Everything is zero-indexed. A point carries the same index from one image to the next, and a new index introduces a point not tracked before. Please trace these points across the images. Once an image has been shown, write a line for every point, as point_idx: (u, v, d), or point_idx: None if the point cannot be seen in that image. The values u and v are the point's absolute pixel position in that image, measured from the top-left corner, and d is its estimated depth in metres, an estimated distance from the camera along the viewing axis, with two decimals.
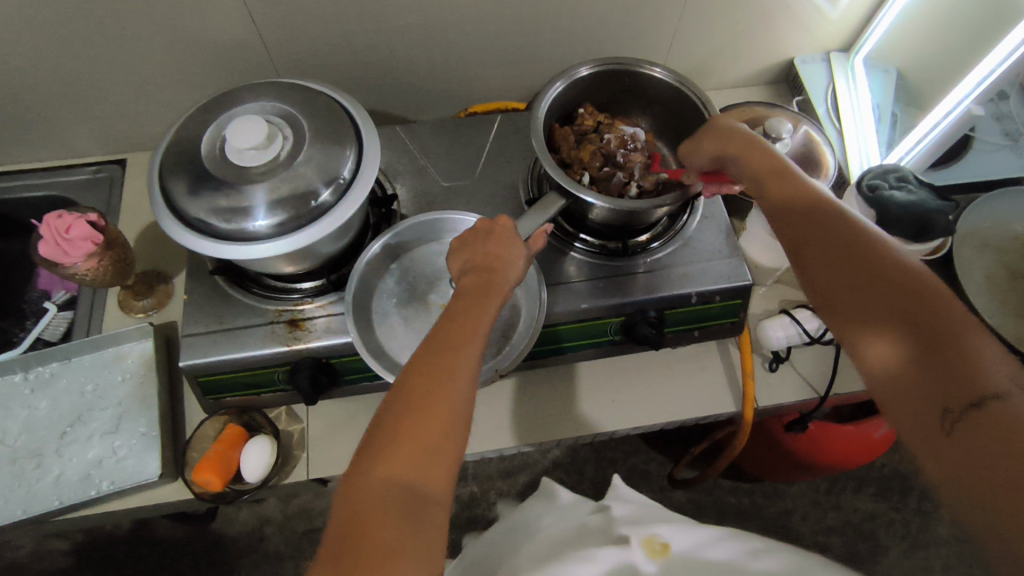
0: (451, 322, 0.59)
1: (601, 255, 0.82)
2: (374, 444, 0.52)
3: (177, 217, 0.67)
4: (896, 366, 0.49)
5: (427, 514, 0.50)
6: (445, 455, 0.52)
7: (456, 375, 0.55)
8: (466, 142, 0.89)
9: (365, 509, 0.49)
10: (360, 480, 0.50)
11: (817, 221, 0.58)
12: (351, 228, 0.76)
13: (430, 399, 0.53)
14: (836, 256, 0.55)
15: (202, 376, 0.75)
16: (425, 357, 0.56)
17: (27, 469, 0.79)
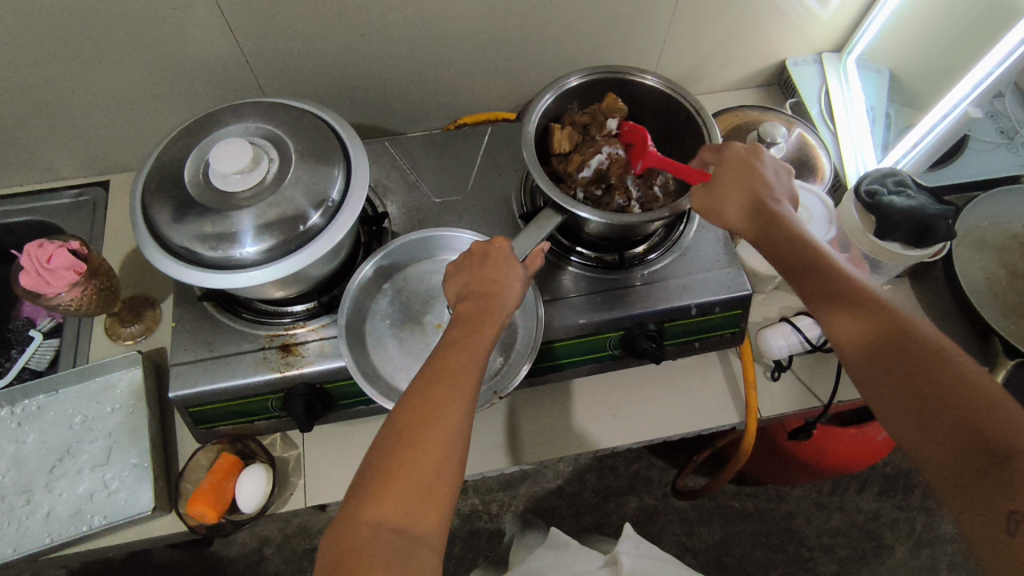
0: (450, 356, 0.57)
1: (598, 268, 0.80)
2: (366, 483, 0.52)
3: (161, 246, 0.65)
4: (954, 462, 0.49)
5: (419, 556, 0.49)
6: (437, 495, 0.52)
7: (451, 409, 0.54)
8: (456, 156, 0.87)
9: (356, 555, 0.48)
10: (351, 519, 0.50)
11: (850, 298, 0.58)
12: (342, 250, 0.74)
13: (425, 438, 0.53)
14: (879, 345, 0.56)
15: (194, 406, 0.73)
16: (418, 394, 0.55)
17: (16, 507, 0.76)
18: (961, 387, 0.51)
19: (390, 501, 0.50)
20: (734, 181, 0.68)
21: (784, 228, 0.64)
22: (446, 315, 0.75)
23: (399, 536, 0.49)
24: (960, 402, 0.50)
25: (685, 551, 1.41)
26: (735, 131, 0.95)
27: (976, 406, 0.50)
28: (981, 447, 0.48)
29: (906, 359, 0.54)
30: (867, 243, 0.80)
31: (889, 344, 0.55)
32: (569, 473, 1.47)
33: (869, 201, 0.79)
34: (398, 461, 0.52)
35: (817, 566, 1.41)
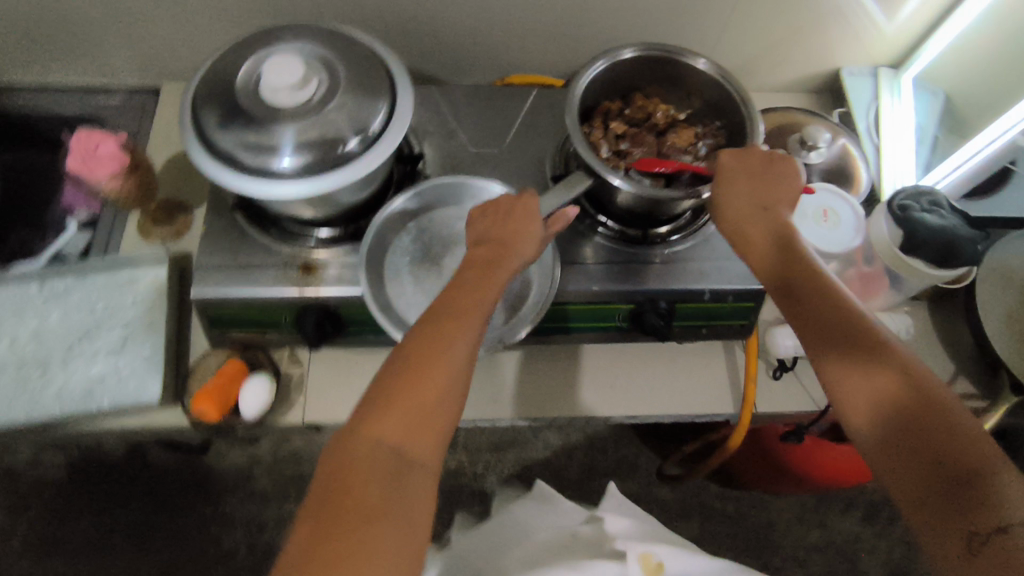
0: (457, 297, 0.59)
1: (620, 240, 0.81)
2: (369, 404, 0.54)
3: (205, 147, 0.68)
4: (896, 454, 0.55)
5: (413, 478, 0.52)
6: (436, 425, 0.54)
7: (454, 348, 0.56)
8: (500, 111, 0.89)
9: (355, 466, 0.51)
10: (352, 432, 0.53)
11: (808, 284, 0.63)
12: (376, 180, 0.76)
13: (426, 371, 0.55)
14: (844, 346, 0.59)
15: (211, 308, 0.76)
16: (428, 329, 0.57)
17: (33, 377, 0.80)
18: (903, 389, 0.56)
19: (392, 421, 0.53)
20: (755, 189, 0.69)
21: (773, 227, 0.67)
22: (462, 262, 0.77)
23: (394, 455, 0.52)
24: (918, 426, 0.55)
25: None
26: (776, 132, 0.95)
27: (940, 439, 0.54)
28: (949, 468, 0.52)
29: (820, 326, 0.61)
30: (890, 257, 0.79)
31: (829, 332, 0.60)
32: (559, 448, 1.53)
33: (899, 215, 0.78)
34: (400, 388, 0.54)
35: None
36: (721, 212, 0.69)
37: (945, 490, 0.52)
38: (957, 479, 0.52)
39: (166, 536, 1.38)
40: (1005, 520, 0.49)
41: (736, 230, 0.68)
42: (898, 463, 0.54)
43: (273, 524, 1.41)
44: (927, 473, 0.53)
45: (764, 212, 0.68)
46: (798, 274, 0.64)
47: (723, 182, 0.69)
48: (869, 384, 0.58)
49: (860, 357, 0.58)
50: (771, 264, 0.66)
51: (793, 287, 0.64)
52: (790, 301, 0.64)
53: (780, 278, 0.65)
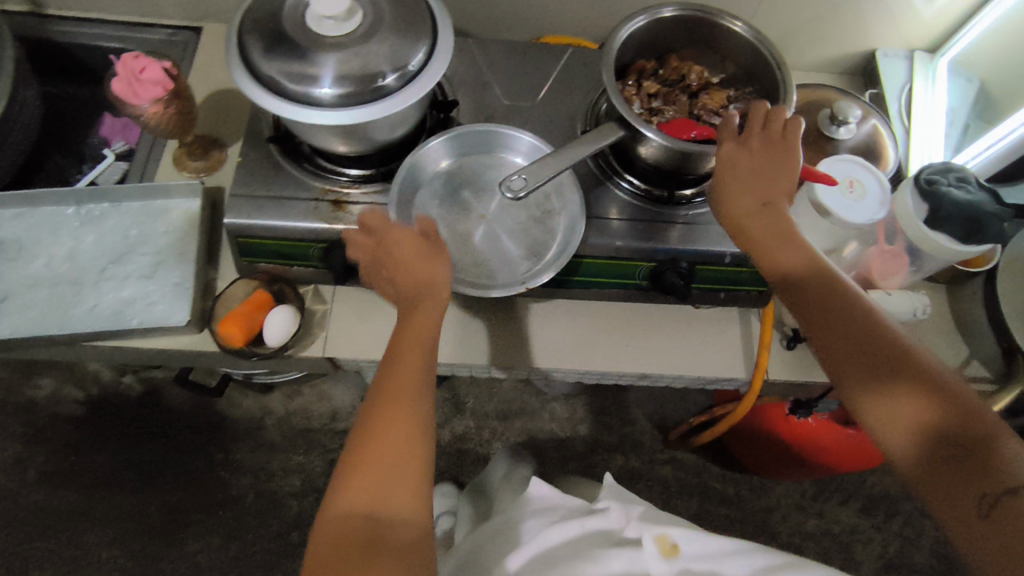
0: (400, 361, 0.64)
1: (645, 199, 0.82)
2: (335, 489, 0.60)
3: (248, 71, 0.70)
4: (909, 436, 0.57)
5: (397, 533, 0.57)
6: (405, 482, 0.59)
7: (392, 419, 0.61)
8: (534, 67, 0.89)
9: (343, 535, 0.57)
10: (325, 519, 0.59)
11: (809, 283, 0.65)
12: (410, 120, 0.78)
13: (373, 446, 0.60)
14: (849, 341, 0.61)
15: (242, 237, 0.77)
16: (366, 413, 0.62)
17: (66, 296, 0.82)
18: (909, 375, 0.58)
19: (357, 494, 0.59)
20: (758, 179, 0.69)
21: (777, 220, 0.67)
22: (491, 209, 0.80)
23: (371, 520, 0.58)
24: (926, 407, 0.57)
25: None
26: (807, 107, 0.95)
27: (947, 418, 0.56)
28: (956, 442, 0.55)
29: (827, 317, 0.63)
30: (914, 231, 0.79)
31: (837, 327, 0.62)
32: (565, 419, 1.55)
33: (926, 189, 0.79)
34: (356, 470, 0.60)
35: None
36: (726, 206, 0.69)
37: (955, 463, 0.55)
38: (967, 452, 0.55)
39: (177, 476, 1.43)
40: (1014, 482, 0.52)
41: (739, 229, 0.68)
42: (909, 444, 0.57)
43: (280, 473, 1.45)
44: (945, 460, 0.55)
45: (768, 208, 0.68)
46: (801, 276, 0.65)
47: (729, 174, 0.69)
48: (876, 376, 0.59)
49: (866, 351, 0.60)
50: (775, 264, 0.67)
51: (797, 287, 0.65)
52: (796, 300, 0.65)
53: (784, 278, 0.66)
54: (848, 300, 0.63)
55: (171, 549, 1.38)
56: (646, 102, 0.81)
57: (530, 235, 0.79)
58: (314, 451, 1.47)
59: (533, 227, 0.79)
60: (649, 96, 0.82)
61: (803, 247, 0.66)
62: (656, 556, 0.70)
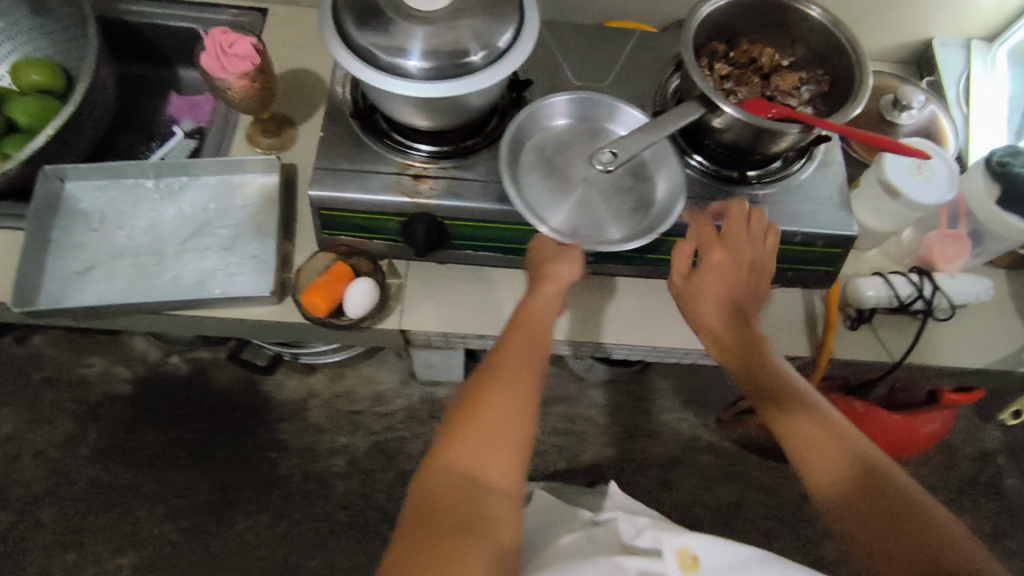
0: (515, 344, 0.71)
1: (715, 177, 0.84)
2: (443, 442, 0.64)
3: (341, 37, 0.72)
4: (860, 515, 0.60)
5: (485, 498, 0.61)
6: (506, 450, 0.63)
7: (502, 392, 0.67)
8: (604, 50, 0.91)
9: (436, 489, 0.60)
10: (428, 469, 0.62)
11: (768, 371, 0.71)
12: (486, 99, 0.79)
13: (483, 409, 0.65)
14: (805, 424, 0.66)
15: (325, 210, 0.79)
16: (476, 386, 0.68)
17: (149, 266, 0.85)
18: (858, 460, 0.63)
19: (461, 450, 0.63)
20: (731, 283, 0.76)
21: (743, 326, 0.75)
22: (590, 175, 0.80)
23: (466, 478, 0.61)
24: (878, 491, 0.61)
25: (695, 503, 1.51)
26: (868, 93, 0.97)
27: (897, 504, 0.59)
28: (910, 528, 0.58)
29: (783, 399, 0.68)
30: (985, 212, 0.82)
31: (793, 410, 0.67)
32: (605, 406, 1.60)
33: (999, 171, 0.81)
34: (464, 430, 0.64)
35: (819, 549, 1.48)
36: (694, 311, 0.77)
37: (910, 547, 0.57)
38: (921, 539, 0.57)
39: (226, 454, 1.47)
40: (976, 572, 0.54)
41: (704, 325, 0.76)
42: (865, 530, 0.59)
43: (326, 453, 1.49)
44: (905, 547, 0.57)
45: (739, 314, 0.75)
46: (758, 363, 0.72)
47: (703, 285, 0.76)
48: (830, 455, 0.64)
49: (820, 436, 0.65)
50: (741, 349, 0.73)
51: (759, 371, 0.71)
52: (756, 383, 0.71)
53: (748, 362, 0.72)
54: (801, 390, 0.69)
55: (220, 524, 1.41)
56: (723, 82, 0.82)
57: (626, 203, 0.79)
58: (358, 432, 1.51)
59: (627, 195, 0.79)
60: (725, 76, 0.82)
61: (762, 345, 0.73)
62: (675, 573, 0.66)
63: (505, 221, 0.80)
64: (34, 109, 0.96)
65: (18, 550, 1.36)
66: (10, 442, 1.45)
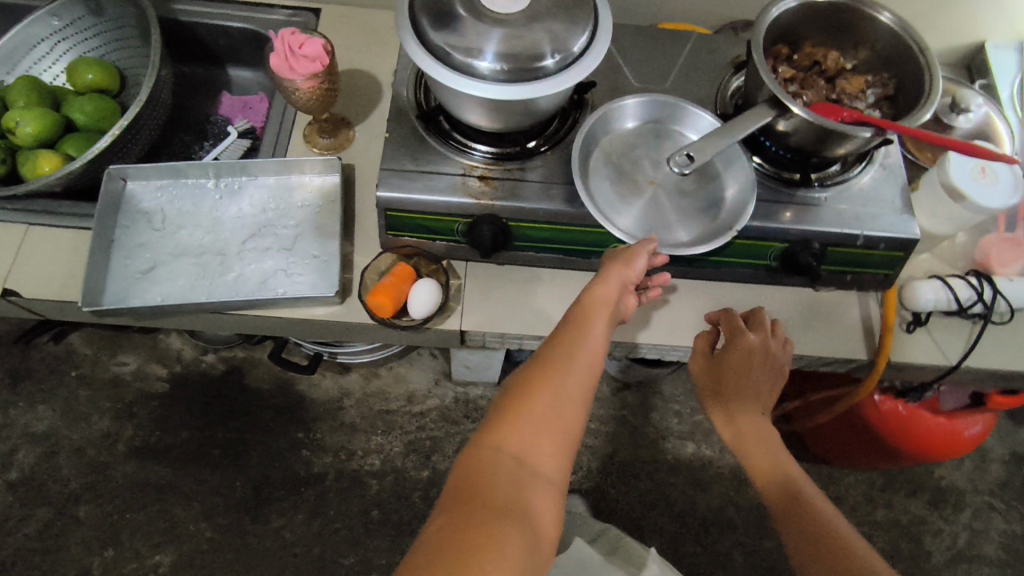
0: (576, 334, 0.68)
1: (777, 180, 0.84)
2: (492, 423, 0.62)
3: (416, 37, 0.72)
4: (789, 526, 0.72)
5: (535, 485, 0.58)
6: (555, 438, 0.61)
7: (560, 378, 0.64)
8: (662, 52, 0.92)
9: (482, 470, 0.58)
10: (477, 448, 0.60)
11: (741, 410, 0.83)
12: (550, 105, 0.79)
13: (538, 395, 0.63)
14: (755, 452, 0.80)
15: (391, 210, 0.80)
16: (532, 369, 0.66)
17: (212, 266, 0.85)
18: (786, 474, 0.78)
19: (512, 434, 0.60)
20: (732, 369, 0.82)
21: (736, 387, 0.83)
22: (659, 175, 0.82)
23: (515, 462, 0.59)
24: (805, 516, 0.72)
25: (728, 504, 1.53)
26: None
27: (815, 523, 0.71)
28: (823, 546, 0.69)
29: (741, 429, 0.82)
30: None
31: (752, 438, 0.81)
32: (636, 406, 1.61)
33: None
34: (517, 413, 0.61)
35: None
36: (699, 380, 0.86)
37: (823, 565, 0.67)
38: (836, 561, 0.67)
39: (261, 453, 1.47)
40: None
41: (706, 390, 0.85)
42: (794, 537, 0.71)
43: (360, 453, 1.49)
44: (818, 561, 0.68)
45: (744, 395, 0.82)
46: (730, 402, 0.83)
47: (706, 368, 0.85)
48: (766, 468, 0.79)
49: (763, 459, 0.80)
50: (724, 402, 0.84)
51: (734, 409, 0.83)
52: (728, 419, 0.83)
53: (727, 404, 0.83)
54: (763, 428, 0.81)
55: (257, 522, 1.41)
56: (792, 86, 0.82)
57: (694, 203, 0.82)
58: (392, 432, 1.51)
59: (694, 196, 0.82)
60: (794, 80, 0.83)
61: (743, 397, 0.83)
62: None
63: (569, 223, 0.80)
64: (95, 109, 0.96)
65: (56, 547, 1.37)
66: (47, 439, 1.45)
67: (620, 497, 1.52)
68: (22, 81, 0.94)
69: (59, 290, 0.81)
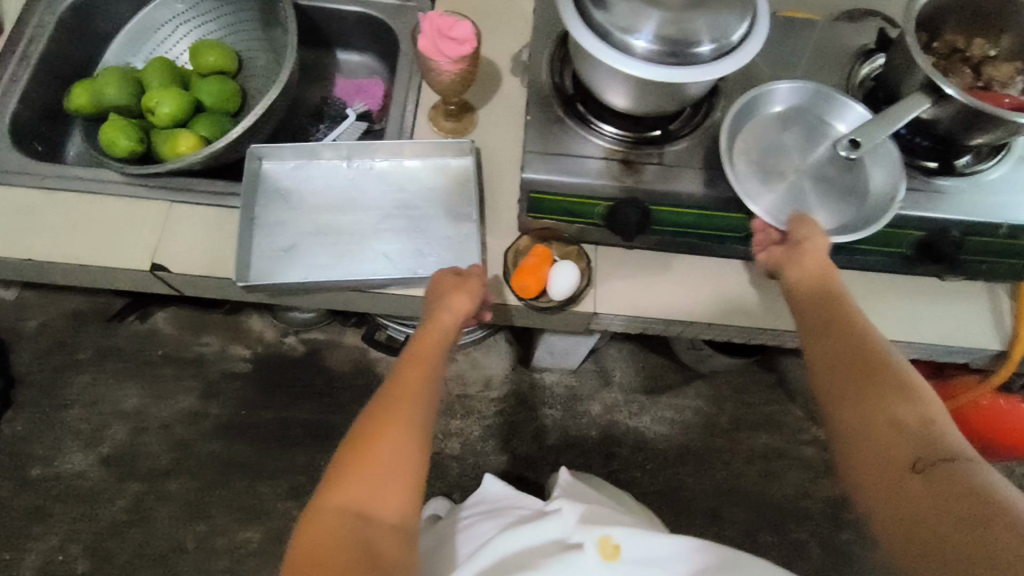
0: (412, 373, 0.68)
1: (915, 169, 0.84)
2: (330, 480, 0.60)
3: (578, 10, 0.74)
4: (861, 399, 0.62)
5: (376, 539, 0.57)
6: (402, 481, 0.60)
7: (402, 423, 0.63)
8: (793, 39, 0.91)
9: (323, 542, 0.56)
10: (317, 508, 0.59)
11: (815, 283, 0.73)
12: (690, 95, 0.78)
13: (375, 441, 0.61)
14: (837, 343, 0.67)
15: (535, 191, 0.81)
16: (366, 419, 0.64)
17: (350, 245, 0.87)
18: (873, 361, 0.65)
19: (352, 489, 0.59)
20: (798, 234, 0.75)
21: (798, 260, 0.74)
22: (802, 167, 0.82)
23: (359, 521, 0.58)
24: (876, 384, 0.62)
25: (803, 494, 1.53)
26: None
27: (900, 398, 0.61)
28: (898, 412, 0.60)
29: (814, 298, 0.72)
30: None
31: (837, 326, 0.69)
32: (710, 395, 1.61)
33: None
34: (352, 465, 0.60)
35: None
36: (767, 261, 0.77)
37: (895, 439, 0.59)
38: (905, 432, 0.58)
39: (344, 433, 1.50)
40: (928, 465, 0.56)
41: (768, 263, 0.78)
42: (852, 402, 0.63)
43: (441, 435, 1.52)
44: (886, 433, 0.59)
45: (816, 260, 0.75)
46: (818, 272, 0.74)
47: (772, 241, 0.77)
48: (855, 374, 0.64)
49: (847, 349, 0.66)
50: (795, 276, 0.74)
51: (807, 279, 0.74)
52: (799, 294, 0.74)
53: (795, 277, 0.74)
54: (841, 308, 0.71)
55: None
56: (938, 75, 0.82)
57: (841, 191, 0.81)
58: (471, 416, 1.54)
59: (840, 184, 0.81)
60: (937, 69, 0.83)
61: (817, 267, 0.74)
62: (597, 562, 0.72)
63: (707, 207, 0.81)
64: (219, 90, 0.98)
65: (149, 521, 1.40)
66: (137, 416, 1.49)
67: (697, 486, 1.53)
68: (156, 61, 0.96)
69: (207, 266, 0.83)
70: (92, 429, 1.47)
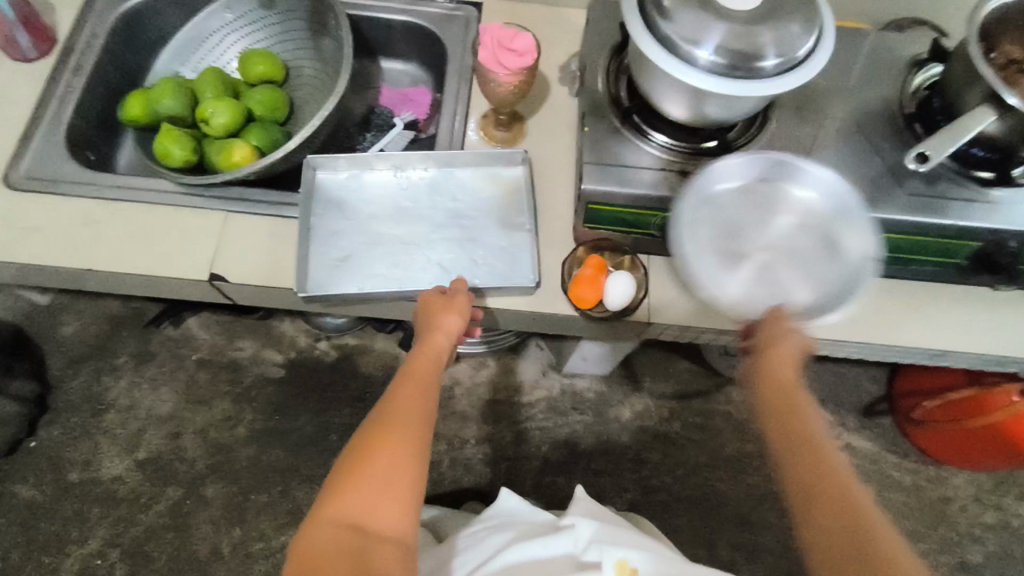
0: (406, 394, 0.68)
1: (969, 179, 0.83)
2: (330, 487, 0.60)
3: (644, 22, 0.75)
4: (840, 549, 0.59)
5: (376, 554, 0.57)
6: (399, 492, 0.61)
7: (400, 438, 0.63)
8: (843, 51, 0.92)
9: (318, 554, 0.56)
10: (315, 519, 0.59)
11: (783, 399, 0.69)
12: (748, 109, 0.78)
13: (373, 456, 0.61)
14: (809, 472, 0.64)
15: (593, 202, 0.81)
16: (367, 429, 0.64)
17: (404, 254, 0.87)
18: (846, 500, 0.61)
19: (353, 500, 0.59)
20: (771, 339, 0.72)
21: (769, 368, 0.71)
22: (771, 244, 0.80)
23: (356, 532, 0.58)
24: (850, 535, 0.59)
25: None
26: None
27: (874, 551, 0.57)
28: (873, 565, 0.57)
29: (789, 420, 0.68)
30: None
31: (805, 455, 0.65)
32: (740, 402, 1.61)
33: None
34: (352, 475, 0.60)
35: (963, 552, 1.49)
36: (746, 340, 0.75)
37: None
38: None
39: None
40: None
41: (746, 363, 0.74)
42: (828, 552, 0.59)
43: (473, 441, 1.52)
44: None
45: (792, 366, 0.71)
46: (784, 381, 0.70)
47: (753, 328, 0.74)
48: (825, 520, 0.61)
49: (820, 485, 0.63)
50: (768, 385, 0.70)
51: (776, 390, 0.69)
52: (766, 408, 0.70)
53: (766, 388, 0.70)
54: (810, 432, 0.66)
55: None
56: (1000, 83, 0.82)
57: (820, 266, 0.78)
58: (503, 422, 1.54)
59: (813, 263, 0.79)
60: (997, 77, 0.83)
61: (785, 378, 0.70)
62: None
63: (762, 217, 0.81)
64: (268, 100, 0.99)
65: (185, 525, 1.41)
66: (171, 420, 1.49)
67: (729, 492, 1.52)
68: (209, 72, 0.97)
69: (266, 277, 0.84)
70: (127, 434, 1.47)
